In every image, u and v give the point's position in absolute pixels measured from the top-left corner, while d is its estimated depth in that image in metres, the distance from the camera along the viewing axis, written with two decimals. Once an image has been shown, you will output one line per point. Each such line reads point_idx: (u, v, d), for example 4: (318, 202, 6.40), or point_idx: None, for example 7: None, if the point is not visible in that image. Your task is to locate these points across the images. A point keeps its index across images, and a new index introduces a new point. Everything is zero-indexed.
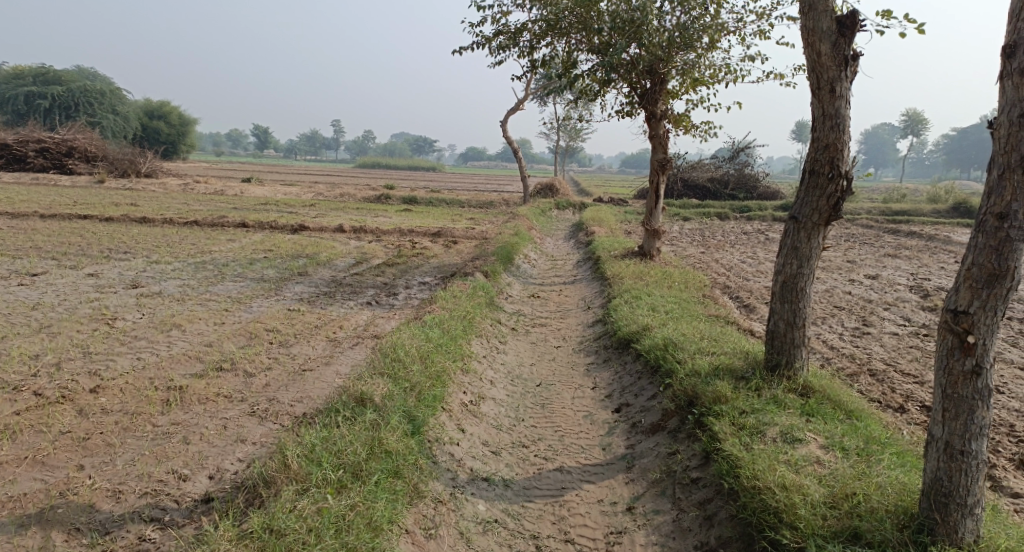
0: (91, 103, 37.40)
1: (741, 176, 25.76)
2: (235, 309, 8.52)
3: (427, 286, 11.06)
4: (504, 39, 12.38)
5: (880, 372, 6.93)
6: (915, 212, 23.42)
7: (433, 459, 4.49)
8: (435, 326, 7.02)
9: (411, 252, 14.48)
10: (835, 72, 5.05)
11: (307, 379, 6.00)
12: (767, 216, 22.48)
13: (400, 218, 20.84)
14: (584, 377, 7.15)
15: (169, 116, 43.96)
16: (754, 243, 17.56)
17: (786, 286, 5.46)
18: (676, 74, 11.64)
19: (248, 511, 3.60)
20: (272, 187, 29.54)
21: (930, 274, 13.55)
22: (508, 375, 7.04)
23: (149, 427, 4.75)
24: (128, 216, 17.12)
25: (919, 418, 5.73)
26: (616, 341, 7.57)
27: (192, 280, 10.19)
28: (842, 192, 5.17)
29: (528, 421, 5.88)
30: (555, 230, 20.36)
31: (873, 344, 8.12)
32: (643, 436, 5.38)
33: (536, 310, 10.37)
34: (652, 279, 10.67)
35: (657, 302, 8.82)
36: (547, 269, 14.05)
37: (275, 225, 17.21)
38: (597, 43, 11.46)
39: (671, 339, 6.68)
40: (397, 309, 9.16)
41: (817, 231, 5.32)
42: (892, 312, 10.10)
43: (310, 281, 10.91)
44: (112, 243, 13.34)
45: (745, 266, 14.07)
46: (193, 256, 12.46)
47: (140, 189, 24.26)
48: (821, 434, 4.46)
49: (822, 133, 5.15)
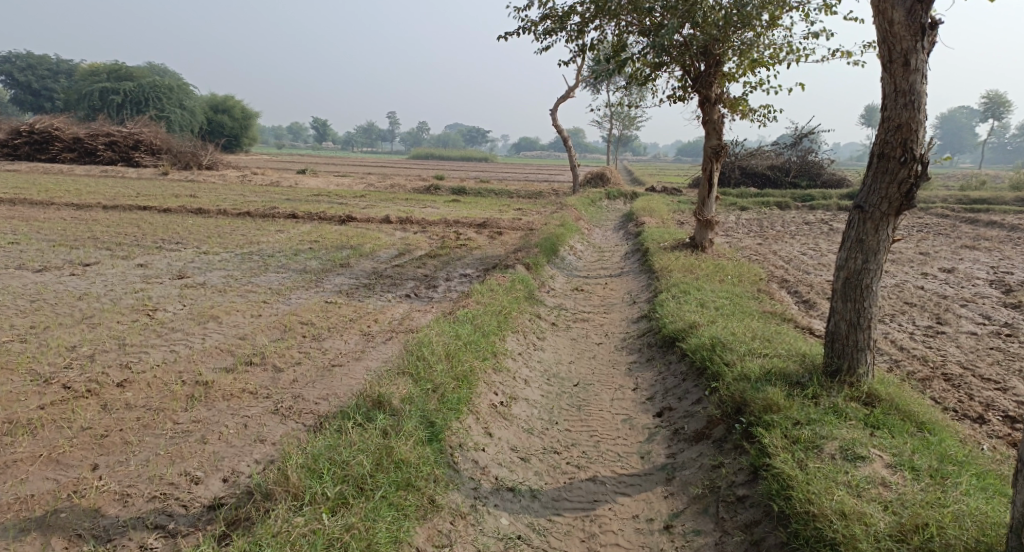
0: (160, 98, 38.78)
1: (802, 164, 24.61)
2: (274, 300, 8.43)
3: (469, 278, 10.81)
4: (551, 23, 11.97)
5: (956, 377, 6.31)
6: (995, 200, 21.87)
7: (454, 468, 4.22)
8: (469, 322, 6.73)
9: (456, 243, 14.26)
10: (911, 42, 4.49)
11: (335, 375, 5.80)
12: (831, 205, 21.35)
13: (449, 208, 20.70)
14: (626, 377, 6.75)
15: (232, 110, 45.20)
16: (816, 234, 16.68)
17: (849, 283, 4.93)
18: (733, 54, 11.00)
19: (235, 532, 3.43)
20: (326, 178, 29.90)
21: (1012, 268, 12.51)
22: (545, 373, 6.71)
23: (168, 424, 4.63)
24: (186, 207, 17.47)
25: (1001, 430, 5.14)
26: (661, 339, 7.14)
27: (236, 271, 10.21)
28: (915, 177, 4.61)
29: (563, 425, 5.55)
30: (605, 221, 19.83)
31: (947, 345, 7.44)
32: (687, 444, 4.97)
33: (579, 304, 9.98)
34: (704, 272, 10.12)
35: (707, 297, 8.32)
36: (594, 261, 13.62)
37: (325, 216, 17.29)
38: (648, 24, 10.93)
39: (720, 339, 6.21)
40: (436, 303, 8.94)
41: (886, 222, 4.77)
42: (969, 309, 9.29)
43: (352, 273, 10.81)
44: (166, 234, 13.58)
45: (805, 259, 13.30)
46: (241, 246, 12.55)
47: (200, 181, 24.91)
48: (888, 451, 3.97)
49: (893, 112, 4.60)
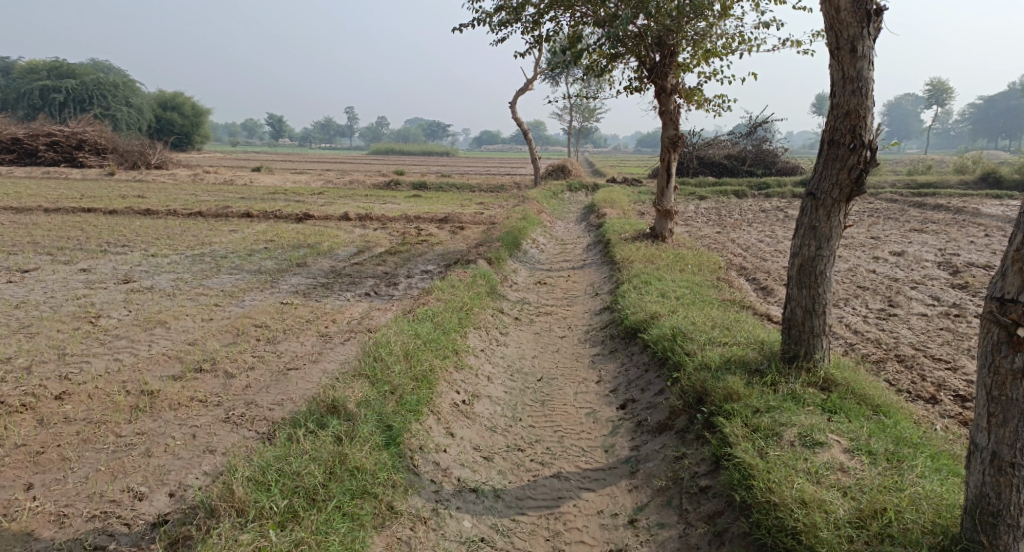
0: (105, 96, 37.44)
1: (758, 153, 25.03)
2: (226, 303, 8.17)
3: (429, 275, 10.67)
4: (506, 15, 11.86)
5: (908, 358, 6.45)
6: (941, 184, 22.59)
7: (414, 471, 4.11)
8: (428, 320, 6.61)
9: (416, 239, 14.09)
10: (857, 29, 4.53)
11: (290, 379, 5.63)
12: (786, 193, 21.76)
13: (409, 204, 20.45)
14: (589, 369, 6.73)
15: (183, 107, 43.90)
16: (772, 221, 16.97)
17: (804, 270, 4.96)
18: (687, 45, 11.06)
19: None
20: (281, 175, 29.25)
21: (958, 249, 12.91)
22: (508, 369, 6.65)
23: (110, 437, 4.46)
24: (133, 208, 16.88)
25: (953, 409, 5.26)
26: (623, 330, 7.14)
27: (186, 274, 9.87)
28: (865, 163, 4.65)
29: (526, 421, 5.49)
30: (566, 213, 19.85)
31: (899, 327, 7.61)
32: (649, 436, 4.96)
33: (542, 297, 9.94)
34: (664, 262, 10.18)
35: (668, 287, 8.35)
36: (556, 253, 13.60)
37: (281, 215, 16.89)
38: (603, 15, 10.91)
39: (680, 328, 6.22)
40: (396, 300, 8.79)
41: (838, 208, 4.82)
42: (919, 291, 9.53)
43: (309, 272, 10.56)
44: (112, 236, 13.08)
45: (763, 246, 13.51)
46: (193, 248, 12.16)
47: (149, 181, 24.11)
48: (845, 436, 4.00)
49: (842, 99, 4.63)
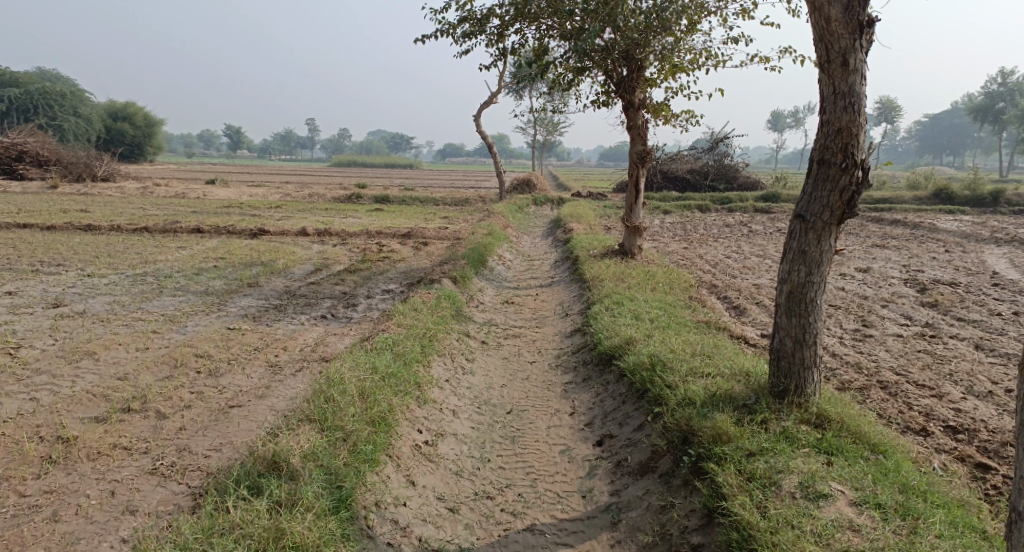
0: (51, 106, 36.08)
1: (720, 167, 25.11)
2: (166, 330, 7.49)
3: (391, 294, 10.12)
4: (469, 25, 11.47)
5: (891, 384, 6.17)
6: (896, 200, 22.94)
7: (368, 536, 3.64)
8: (388, 350, 6.09)
9: (377, 255, 13.51)
10: (848, 41, 4.22)
11: (231, 420, 5.08)
12: (748, 207, 21.82)
13: (370, 218, 19.86)
14: (561, 400, 6.29)
15: (134, 117, 42.44)
16: (737, 237, 16.88)
17: (793, 297, 4.61)
18: (654, 59, 10.81)
19: None
20: (236, 188, 28.25)
21: (922, 266, 12.90)
22: (474, 401, 6.16)
23: (11, 498, 3.87)
24: (74, 223, 15.92)
25: (946, 443, 4.97)
26: (597, 357, 6.72)
27: (124, 296, 9.13)
28: (857, 184, 4.35)
29: (495, 462, 5.01)
30: (532, 228, 19.48)
31: (876, 349, 7.36)
32: (631, 479, 4.56)
33: (509, 318, 9.49)
34: (635, 280, 9.85)
35: (641, 308, 7.99)
36: (523, 270, 13.19)
37: (233, 230, 16.11)
38: (569, 27, 10.60)
39: (659, 357, 5.83)
40: (354, 324, 8.23)
41: (828, 231, 4.49)
42: (890, 310, 9.36)
43: (261, 293, 9.91)
44: (46, 255, 12.18)
45: (731, 262, 13.33)
46: (135, 267, 11.38)
47: (95, 194, 22.99)
48: (848, 484, 3.71)
49: (832, 115, 4.32)
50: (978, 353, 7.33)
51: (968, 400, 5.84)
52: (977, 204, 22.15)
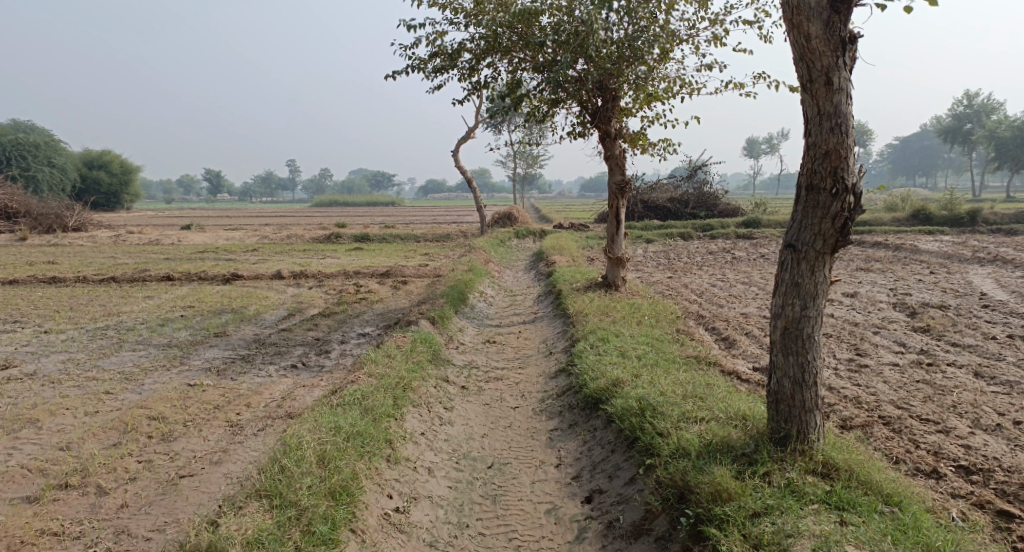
0: (25, 157, 35.54)
1: (700, 195, 25.09)
2: (120, 389, 6.99)
3: (366, 338, 9.68)
4: (441, 60, 11.27)
5: (895, 419, 5.81)
6: (875, 222, 22.97)
7: None
8: (356, 405, 5.64)
9: (354, 297, 13.10)
10: (831, 58, 3.94)
11: (180, 493, 4.67)
12: (730, 234, 21.68)
13: (349, 258, 19.46)
14: (546, 450, 5.84)
15: (110, 165, 41.99)
16: (721, 264, 16.65)
17: (788, 334, 4.25)
18: (629, 89, 10.63)
19: None
20: (213, 232, 27.78)
21: (909, 288, 12.68)
22: (452, 456, 5.70)
23: None
24: (39, 275, 15.34)
25: (962, 486, 4.60)
26: (583, 401, 6.31)
27: (81, 353, 8.61)
28: (850, 210, 4.04)
29: (473, 529, 4.58)
30: (515, 262, 19.14)
31: (873, 380, 7.01)
32: (624, 544, 4.16)
33: (490, 359, 9.06)
34: (620, 314, 9.51)
35: (627, 345, 7.61)
36: (505, 307, 12.82)
37: (205, 276, 15.62)
38: (541, 60, 10.42)
39: (649, 401, 5.42)
40: (325, 373, 7.76)
41: (822, 262, 4.16)
42: (883, 337, 9.06)
43: (228, 343, 9.43)
44: (4, 311, 11.63)
45: (716, 291, 13.04)
46: (97, 320, 10.88)
47: (65, 245, 22.42)
48: (866, 547, 3.35)
49: (819, 138, 4.02)
50: (979, 381, 7.00)
51: (977, 435, 5.49)
52: (956, 223, 22.17)
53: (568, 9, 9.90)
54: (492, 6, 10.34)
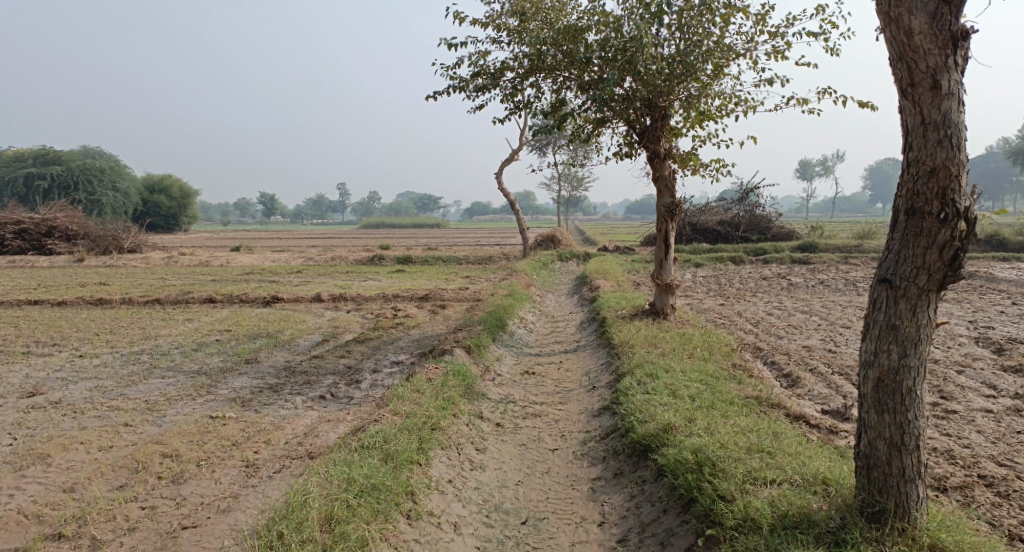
0: (90, 181, 36.72)
1: (752, 218, 24.04)
2: (139, 421, 6.63)
3: (400, 368, 9.19)
4: (482, 80, 10.87)
5: (1002, 481, 4.93)
6: None
7: None
8: (378, 450, 5.11)
9: (391, 321, 12.67)
10: (939, 58, 3.27)
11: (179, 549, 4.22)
12: (785, 259, 20.62)
13: (390, 281, 19.14)
14: (589, 504, 5.18)
15: (170, 190, 43.30)
16: (777, 290, 15.70)
17: (884, 386, 3.57)
18: (679, 107, 9.99)
19: None
20: (262, 253, 28.05)
21: (991, 321, 11.54)
22: (483, 508, 5.08)
23: None
24: (86, 297, 15.46)
25: None
26: (631, 447, 5.63)
27: (108, 381, 8.32)
28: (960, 238, 3.34)
29: None
30: (558, 286, 18.51)
31: (965, 430, 6.09)
32: None
33: (528, 392, 8.44)
34: (670, 345, 8.79)
35: (678, 382, 6.88)
36: (546, 333, 12.22)
37: (247, 298, 15.47)
38: (587, 78, 9.90)
39: (707, 453, 4.69)
40: (352, 406, 7.27)
41: (926, 300, 3.45)
42: (969, 377, 8.06)
43: (258, 371, 9.06)
44: (46, 334, 11.59)
45: (773, 320, 12.14)
46: (133, 344, 10.70)
47: (120, 266, 22.84)
48: None
49: (923, 152, 3.36)
50: None
51: None
52: None
53: (615, 23, 9.36)
54: (537, 24, 9.93)
